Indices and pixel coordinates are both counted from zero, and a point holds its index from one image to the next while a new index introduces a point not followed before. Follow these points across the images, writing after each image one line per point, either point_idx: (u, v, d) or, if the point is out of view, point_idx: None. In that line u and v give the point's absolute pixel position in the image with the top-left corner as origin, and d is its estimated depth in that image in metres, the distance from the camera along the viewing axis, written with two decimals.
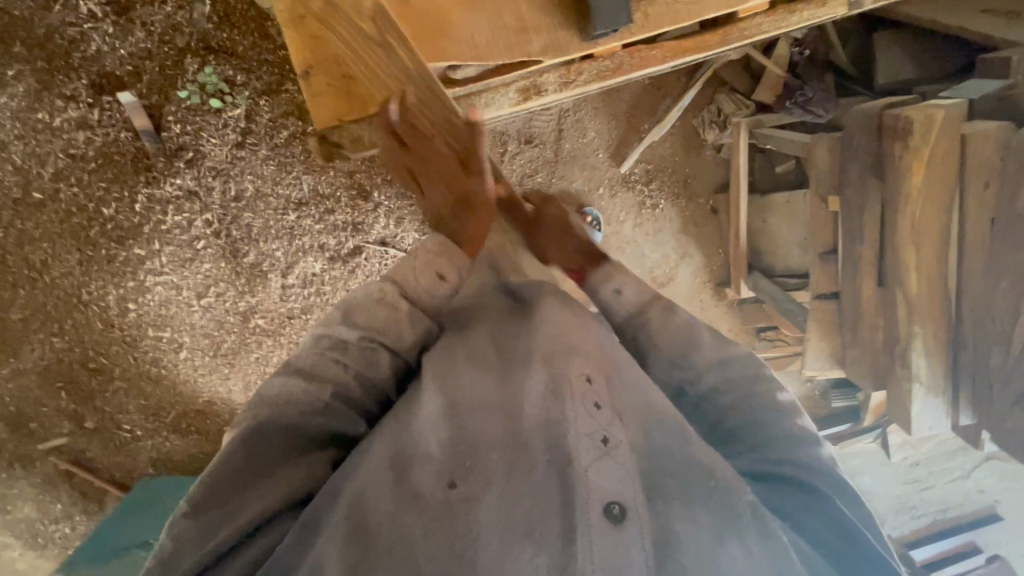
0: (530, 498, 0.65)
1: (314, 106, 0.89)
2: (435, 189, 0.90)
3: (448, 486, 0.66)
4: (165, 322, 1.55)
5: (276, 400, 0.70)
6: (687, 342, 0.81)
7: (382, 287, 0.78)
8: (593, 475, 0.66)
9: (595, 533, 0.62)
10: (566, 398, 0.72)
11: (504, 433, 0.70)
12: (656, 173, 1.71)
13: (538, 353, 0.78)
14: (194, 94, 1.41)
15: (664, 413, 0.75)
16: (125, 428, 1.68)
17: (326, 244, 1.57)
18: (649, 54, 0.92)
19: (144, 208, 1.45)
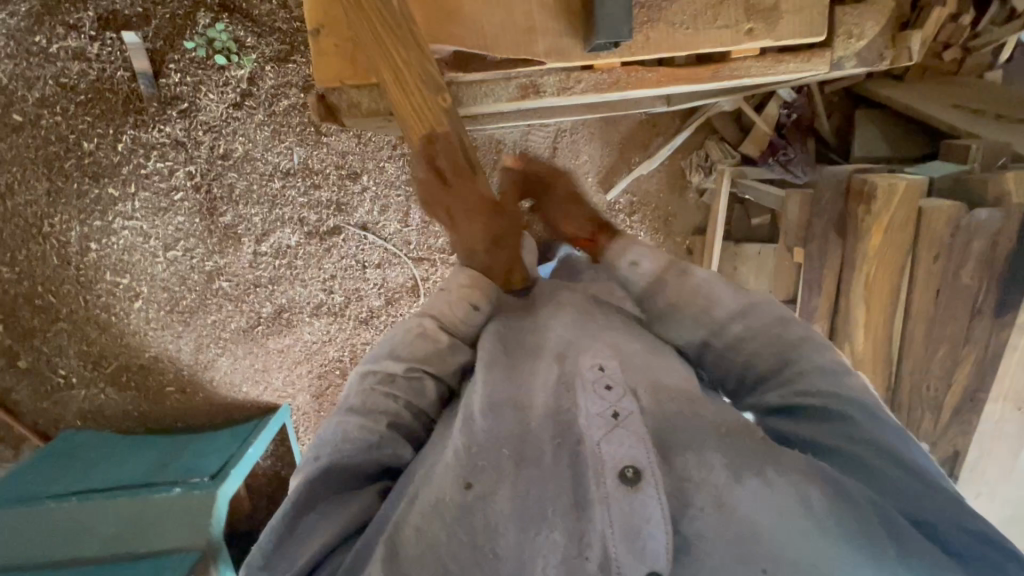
0: (539, 485, 0.62)
1: (319, 62, 0.86)
2: (474, 227, 0.86)
3: (464, 486, 0.63)
4: (125, 269, 1.51)
5: (331, 440, 0.70)
6: (706, 291, 0.80)
7: (421, 322, 0.81)
8: (606, 449, 0.62)
9: (612, 500, 0.59)
10: (576, 387, 0.69)
11: (515, 428, 0.68)
12: (640, 207, 1.77)
13: (550, 348, 0.76)
14: (200, 46, 1.39)
15: (685, 385, 0.71)
16: (59, 373, 1.64)
17: (306, 219, 1.55)
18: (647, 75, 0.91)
19: (126, 149, 1.42)
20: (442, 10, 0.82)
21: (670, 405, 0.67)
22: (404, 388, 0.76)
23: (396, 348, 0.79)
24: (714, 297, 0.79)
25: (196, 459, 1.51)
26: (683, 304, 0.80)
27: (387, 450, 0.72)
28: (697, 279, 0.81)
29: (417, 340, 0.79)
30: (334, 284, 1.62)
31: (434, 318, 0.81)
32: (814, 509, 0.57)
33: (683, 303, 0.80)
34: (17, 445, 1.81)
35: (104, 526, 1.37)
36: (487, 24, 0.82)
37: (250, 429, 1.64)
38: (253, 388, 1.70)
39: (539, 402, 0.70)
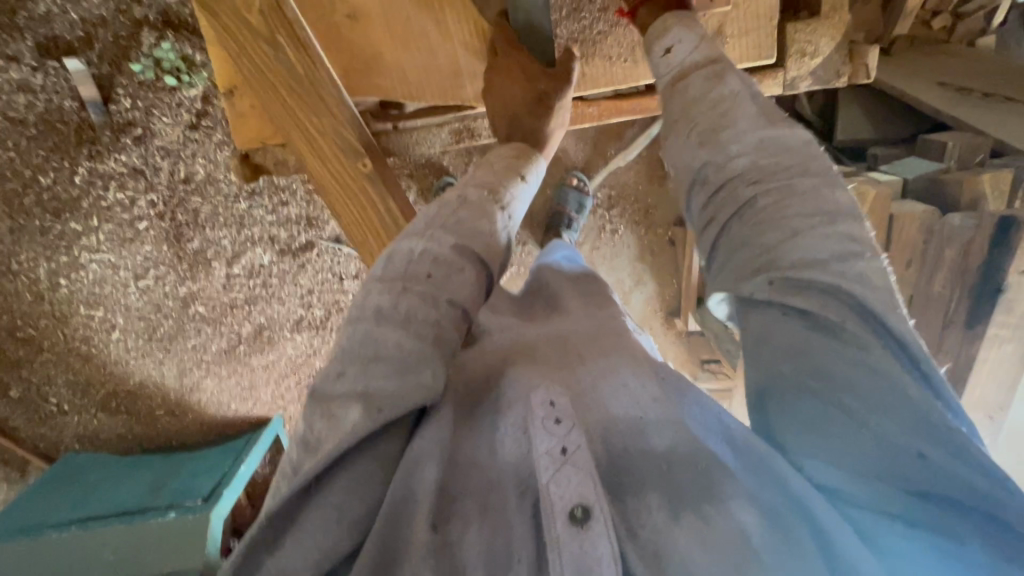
0: (507, 531, 0.52)
1: (238, 124, 1.04)
2: (512, 87, 0.82)
3: (431, 527, 0.52)
4: (99, 301, 1.51)
5: (363, 352, 0.58)
6: (725, 114, 0.66)
7: (463, 193, 0.70)
8: (555, 491, 0.51)
9: (563, 544, 0.49)
10: (524, 421, 0.58)
11: (481, 478, 0.56)
12: (619, 200, 1.72)
13: (512, 375, 0.63)
14: (148, 68, 1.31)
15: (645, 405, 0.58)
16: (52, 401, 1.63)
17: (277, 237, 1.51)
18: (585, 112, 0.98)
19: (85, 182, 1.39)
20: (365, 59, 0.93)
21: (622, 436, 0.56)
22: (441, 282, 0.62)
23: (433, 221, 0.66)
24: (732, 113, 0.66)
25: (190, 480, 1.54)
26: (693, 114, 0.68)
27: (425, 377, 0.56)
28: (724, 88, 0.68)
29: (446, 245, 0.64)
30: (312, 298, 1.60)
31: (478, 185, 0.71)
32: (758, 530, 0.48)
33: (689, 116, 0.68)
34: (24, 468, 1.77)
35: (109, 554, 1.41)
36: (411, 72, 0.93)
37: (242, 444, 1.66)
38: (241, 404, 1.72)
39: (504, 449, 0.57)
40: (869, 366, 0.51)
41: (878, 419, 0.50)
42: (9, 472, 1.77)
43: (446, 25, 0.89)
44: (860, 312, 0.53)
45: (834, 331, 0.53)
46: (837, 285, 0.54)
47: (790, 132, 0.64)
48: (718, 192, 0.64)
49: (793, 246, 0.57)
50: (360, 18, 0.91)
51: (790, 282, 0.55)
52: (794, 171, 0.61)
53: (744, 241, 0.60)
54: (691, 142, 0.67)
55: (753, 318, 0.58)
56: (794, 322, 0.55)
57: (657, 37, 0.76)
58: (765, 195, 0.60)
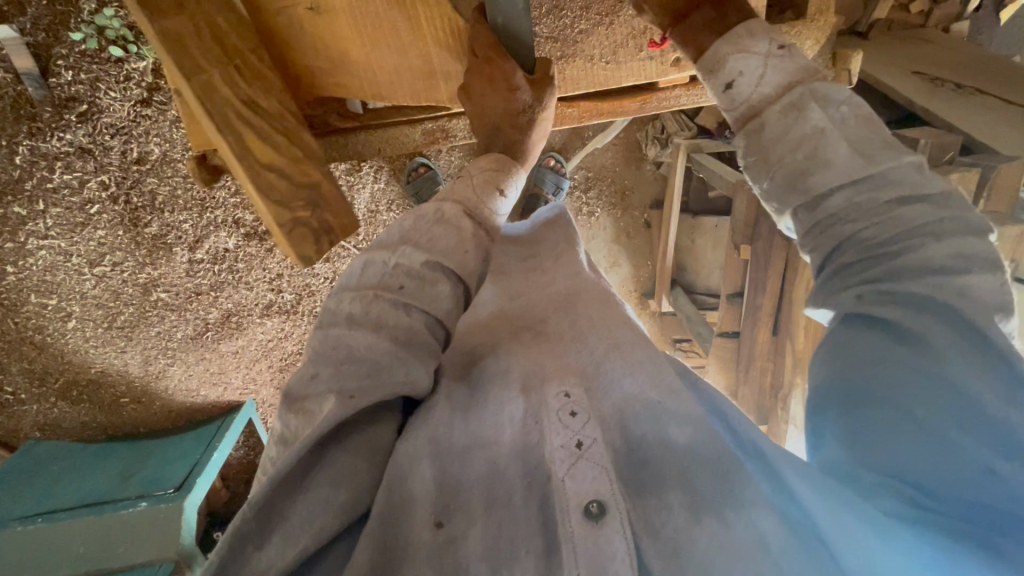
0: (512, 524, 0.50)
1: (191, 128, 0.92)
2: (490, 99, 0.79)
3: (436, 524, 0.50)
4: (52, 289, 1.43)
5: (334, 356, 0.56)
6: (812, 146, 0.61)
7: (440, 207, 0.67)
8: (570, 486, 0.50)
9: (577, 540, 0.48)
10: (540, 420, 0.56)
11: (480, 468, 0.54)
12: (595, 182, 1.69)
13: (515, 374, 0.62)
14: (90, 37, 1.22)
15: (661, 386, 0.57)
16: (7, 390, 1.56)
17: (242, 220, 1.45)
18: (566, 112, 0.96)
19: (26, 162, 1.29)
20: (332, 58, 0.87)
21: (640, 423, 0.55)
22: (415, 293, 0.60)
23: (407, 234, 0.64)
24: (823, 151, 0.61)
25: (160, 469, 1.52)
26: (777, 156, 0.64)
27: (399, 375, 0.55)
28: (809, 124, 0.62)
29: (418, 259, 0.61)
30: (282, 282, 1.56)
31: (455, 202, 0.68)
32: (780, 532, 0.47)
33: (775, 157, 0.64)
34: None
35: (73, 549, 1.38)
36: (383, 71, 0.88)
37: (214, 431, 1.62)
38: (211, 390, 1.67)
39: (506, 437, 0.56)
40: (951, 382, 0.50)
41: (936, 435, 0.49)
42: None
43: (418, 21, 0.83)
44: (955, 326, 0.52)
45: (920, 342, 0.53)
46: (930, 296, 0.54)
47: (898, 162, 0.59)
48: (818, 226, 0.62)
49: (892, 259, 0.56)
50: (324, 10, 0.83)
51: (881, 294, 0.56)
52: (891, 205, 0.58)
53: (851, 264, 0.59)
54: (779, 185, 0.64)
55: (839, 330, 0.59)
56: (873, 334, 0.56)
57: (715, 69, 0.69)
58: (864, 228, 0.58)
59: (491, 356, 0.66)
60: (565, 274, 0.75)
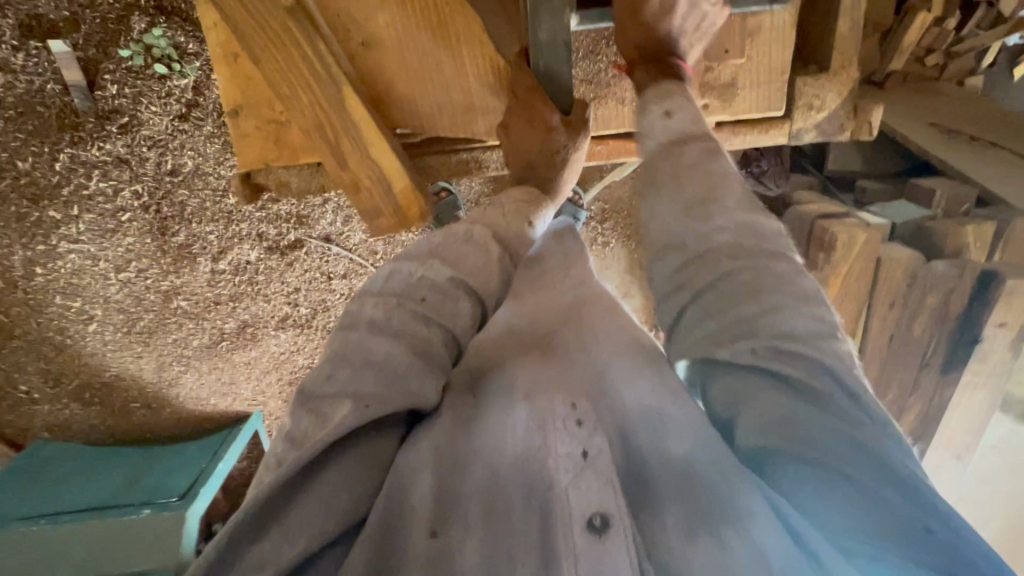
0: (509, 534, 0.51)
1: (240, 146, 0.91)
2: (526, 134, 0.85)
3: (431, 533, 0.51)
4: (77, 291, 1.46)
5: (353, 359, 0.58)
6: (712, 184, 0.67)
7: (470, 229, 0.76)
8: (573, 496, 0.52)
9: (580, 555, 0.49)
10: (547, 428, 0.57)
11: (482, 475, 0.55)
12: (611, 214, 1.73)
13: (519, 383, 0.62)
14: (138, 54, 1.28)
15: (665, 401, 0.59)
16: (21, 389, 1.59)
17: (265, 234, 1.48)
18: (595, 150, 0.96)
19: (65, 168, 1.34)
20: (377, 89, 0.91)
21: (643, 436, 0.57)
22: (436, 307, 0.66)
23: (436, 250, 0.72)
24: (721, 191, 0.66)
25: (163, 477, 1.52)
26: (681, 180, 0.69)
27: (413, 386, 0.58)
28: (718, 166, 0.69)
29: (444, 267, 0.70)
30: (299, 296, 1.58)
31: (484, 225, 0.78)
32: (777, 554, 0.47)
33: (680, 183, 0.68)
34: None
35: (77, 552, 1.39)
36: (424, 105, 0.91)
37: (219, 441, 1.63)
38: (221, 399, 1.69)
39: (507, 445, 0.57)
40: (850, 436, 0.50)
41: (858, 482, 0.48)
42: None
43: (461, 56, 0.87)
44: (829, 384, 0.53)
45: (800, 391, 0.53)
46: (806, 357, 0.54)
47: (761, 221, 0.65)
48: (688, 263, 0.64)
49: (758, 316, 0.57)
50: (373, 44, 0.87)
51: (773, 349, 0.55)
52: (746, 254, 0.61)
53: (702, 296, 0.61)
54: (674, 211, 0.67)
55: (723, 383, 0.57)
56: (771, 390, 0.53)
57: (656, 100, 0.77)
58: (739, 271, 0.60)
59: (497, 373, 0.65)
60: (578, 285, 0.74)
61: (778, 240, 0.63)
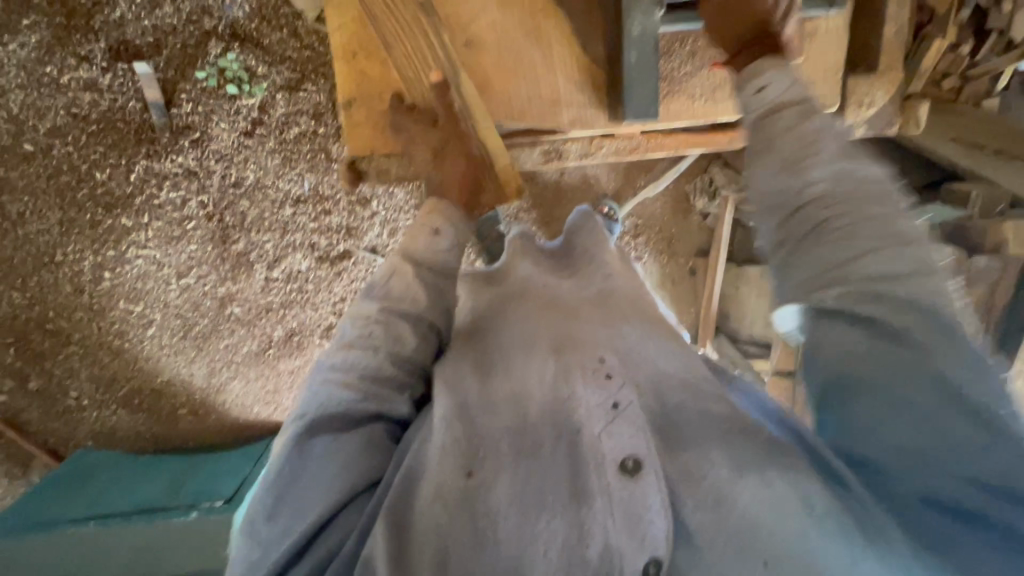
0: (540, 475, 0.64)
1: (351, 133, 0.98)
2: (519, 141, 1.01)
3: (466, 474, 0.64)
4: (139, 296, 1.54)
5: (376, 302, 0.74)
6: (808, 141, 0.68)
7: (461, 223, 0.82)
8: (608, 443, 0.63)
9: (613, 490, 0.60)
10: (577, 382, 0.69)
11: (509, 421, 0.69)
12: (644, 229, 1.80)
13: (548, 342, 0.75)
14: (212, 76, 1.40)
15: (698, 378, 0.70)
16: (72, 395, 1.63)
17: (317, 244, 1.55)
18: (662, 142, 1.03)
19: (139, 180, 1.45)
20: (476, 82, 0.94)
21: (675, 395, 0.68)
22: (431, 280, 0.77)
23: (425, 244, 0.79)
24: (815, 147, 0.68)
25: (209, 483, 1.52)
26: (778, 145, 0.70)
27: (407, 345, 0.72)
28: (810, 126, 0.69)
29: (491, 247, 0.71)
30: (344, 306, 1.62)
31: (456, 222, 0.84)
32: (799, 483, 0.58)
33: (775, 147, 0.70)
34: (28, 462, 1.70)
35: (124, 555, 1.40)
36: (516, 97, 0.95)
37: (263, 449, 1.65)
38: (263, 408, 1.70)
39: (538, 397, 0.70)
40: (937, 375, 0.54)
41: (937, 414, 0.54)
42: (11, 468, 1.70)
43: (552, 58, 0.93)
44: (928, 321, 0.57)
45: (901, 340, 0.57)
46: (900, 295, 0.59)
47: (870, 168, 0.67)
48: (791, 217, 0.67)
49: (837, 269, 0.62)
50: (475, 45, 0.93)
51: (864, 293, 0.60)
52: (862, 198, 0.64)
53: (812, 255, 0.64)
54: (775, 170, 0.69)
55: (813, 325, 0.63)
56: (857, 329, 0.60)
57: (750, 77, 0.75)
58: (838, 215, 0.64)
59: (512, 330, 0.78)
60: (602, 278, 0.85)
61: (885, 189, 0.66)
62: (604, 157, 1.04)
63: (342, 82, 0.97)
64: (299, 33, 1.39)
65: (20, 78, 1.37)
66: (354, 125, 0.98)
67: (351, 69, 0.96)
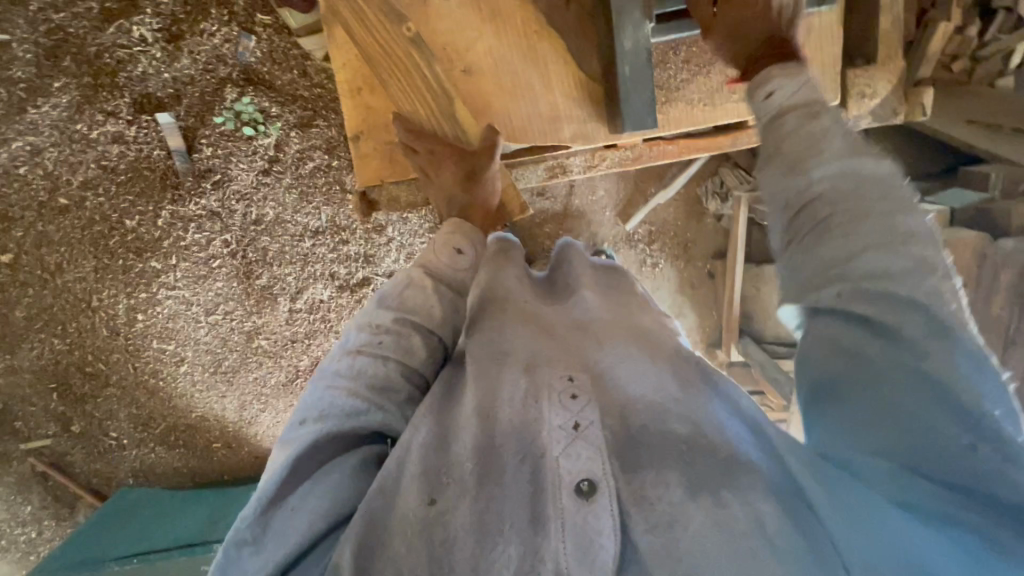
0: (498, 503, 0.58)
1: (360, 164, 1.02)
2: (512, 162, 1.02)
3: (427, 501, 0.59)
4: (170, 335, 1.60)
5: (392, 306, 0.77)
6: (814, 140, 0.67)
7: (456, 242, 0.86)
8: (564, 464, 0.58)
9: (568, 515, 0.55)
10: (542, 398, 0.64)
11: (473, 442, 0.63)
12: (659, 235, 1.79)
13: (519, 352, 0.70)
14: (229, 120, 1.47)
15: (668, 396, 0.65)
16: (111, 435, 1.69)
17: (337, 273, 1.59)
18: (666, 149, 1.05)
19: (166, 224, 1.51)
20: (476, 107, 0.97)
21: (645, 414, 0.63)
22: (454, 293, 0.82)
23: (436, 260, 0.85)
24: (824, 144, 0.67)
25: None
26: (785, 147, 0.69)
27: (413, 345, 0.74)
28: (820, 124, 0.68)
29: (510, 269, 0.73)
30: None
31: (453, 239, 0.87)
32: (775, 508, 0.55)
33: (783, 147, 0.69)
34: (74, 504, 1.75)
35: None
36: (516, 117, 0.98)
37: None
38: None
39: (504, 414, 0.64)
40: (920, 372, 0.55)
41: (916, 416, 0.54)
42: (57, 510, 1.74)
43: (549, 75, 0.96)
44: (925, 325, 0.56)
45: (894, 338, 0.57)
46: (886, 294, 0.58)
47: (877, 163, 0.66)
48: (800, 212, 0.66)
49: (835, 273, 0.62)
50: (474, 72, 0.96)
51: (855, 291, 0.60)
52: (860, 195, 0.63)
53: (814, 256, 0.63)
54: (779, 171, 0.68)
55: (814, 325, 0.63)
56: (848, 327, 0.60)
57: (762, 82, 0.76)
58: (840, 212, 0.63)
59: (494, 331, 0.74)
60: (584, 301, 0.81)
61: (890, 183, 0.64)
62: (608, 167, 1.07)
63: (349, 121, 1.01)
64: (308, 72, 1.45)
65: (53, 137, 1.45)
66: (363, 158, 1.02)
67: (357, 107, 1.00)
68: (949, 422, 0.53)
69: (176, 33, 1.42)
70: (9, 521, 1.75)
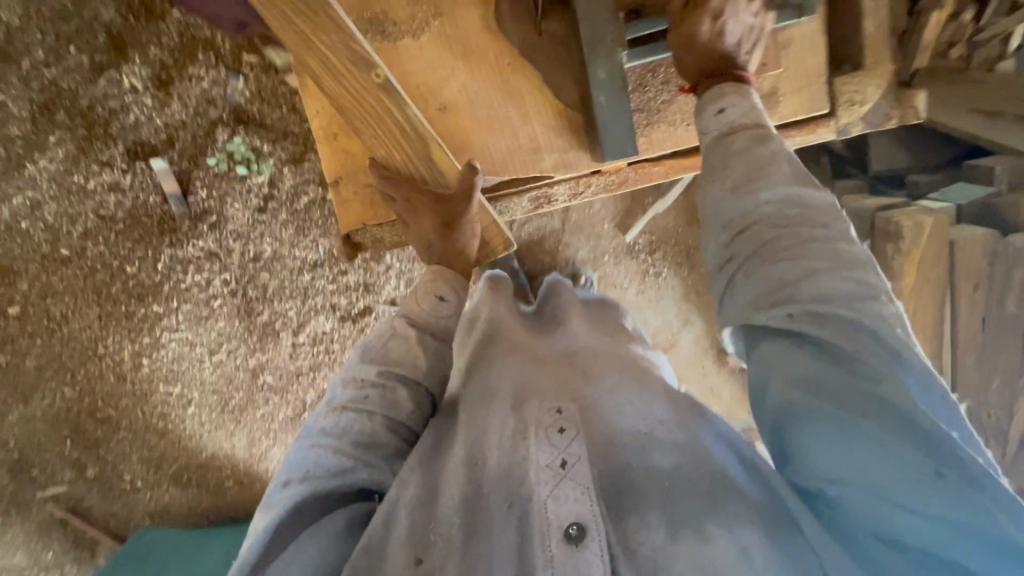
0: (489, 552, 0.60)
1: (342, 209, 1.02)
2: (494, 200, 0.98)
3: (415, 562, 0.60)
4: (177, 376, 1.61)
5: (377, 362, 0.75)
6: (760, 163, 0.72)
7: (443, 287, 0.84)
8: (552, 507, 0.60)
9: (557, 564, 0.57)
10: (530, 438, 0.67)
11: (463, 488, 0.67)
12: (660, 244, 1.76)
13: (508, 393, 0.75)
14: (222, 161, 1.47)
15: (654, 430, 0.69)
16: (125, 479, 1.69)
17: (338, 304, 1.59)
18: (652, 171, 1.02)
19: (166, 267, 1.52)
20: (455, 145, 0.97)
21: (628, 453, 0.66)
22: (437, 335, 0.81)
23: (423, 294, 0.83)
24: (771, 169, 0.71)
25: None
26: (730, 167, 0.74)
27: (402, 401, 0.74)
28: (766, 149, 0.73)
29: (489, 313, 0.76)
30: None
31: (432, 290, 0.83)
32: (763, 547, 0.57)
33: (728, 169, 0.74)
34: (93, 550, 1.76)
35: None
36: (496, 152, 0.97)
37: None
38: None
39: (494, 461, 0.68)
40: (881, 399, 0.60)
41: (885, 438, 0.58)
42: (77, 555, 1.75)
43: (526, 108, 0.95)
44: (879, 352, 0.61)
45: (853, 367, 0.62)
46: (847, 320, 0.63)
47: (818, 193, 0.71)
48: (743, 233, 0.71)
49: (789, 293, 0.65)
50: (450, 109, 0.95)
51: (804, 313, 0.64)
52: (799, 223, 0.68)
53: (753, 274, 0.68)
54: (726, 190, 0.73)
55: (767, 348, 0.68)
56: (800, 351, 0.65)
57: (710, 100, 0.80)
58: (783, 236, 0.68)
59: (484, 373, 0.81)
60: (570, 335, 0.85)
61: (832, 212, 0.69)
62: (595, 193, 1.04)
63: (329, 165, 1.01)
64: (297, 108, 1.46)
65: (52, 190, 1.47)
66: (344, 200, 1.02)
67: (334, 151, 1.00)
68: (915, 445, 0.57)
69: (165, 80, 1.43)
70: (29, 570, 1.75)
